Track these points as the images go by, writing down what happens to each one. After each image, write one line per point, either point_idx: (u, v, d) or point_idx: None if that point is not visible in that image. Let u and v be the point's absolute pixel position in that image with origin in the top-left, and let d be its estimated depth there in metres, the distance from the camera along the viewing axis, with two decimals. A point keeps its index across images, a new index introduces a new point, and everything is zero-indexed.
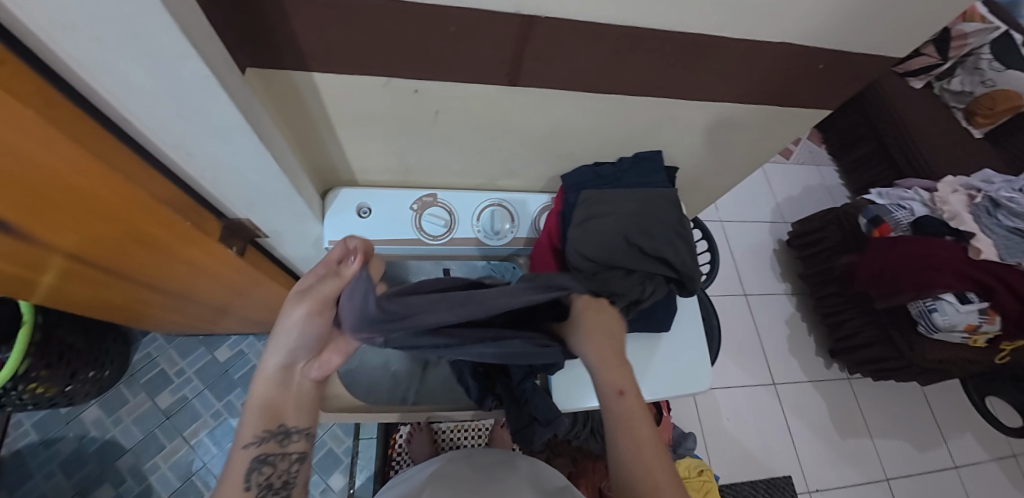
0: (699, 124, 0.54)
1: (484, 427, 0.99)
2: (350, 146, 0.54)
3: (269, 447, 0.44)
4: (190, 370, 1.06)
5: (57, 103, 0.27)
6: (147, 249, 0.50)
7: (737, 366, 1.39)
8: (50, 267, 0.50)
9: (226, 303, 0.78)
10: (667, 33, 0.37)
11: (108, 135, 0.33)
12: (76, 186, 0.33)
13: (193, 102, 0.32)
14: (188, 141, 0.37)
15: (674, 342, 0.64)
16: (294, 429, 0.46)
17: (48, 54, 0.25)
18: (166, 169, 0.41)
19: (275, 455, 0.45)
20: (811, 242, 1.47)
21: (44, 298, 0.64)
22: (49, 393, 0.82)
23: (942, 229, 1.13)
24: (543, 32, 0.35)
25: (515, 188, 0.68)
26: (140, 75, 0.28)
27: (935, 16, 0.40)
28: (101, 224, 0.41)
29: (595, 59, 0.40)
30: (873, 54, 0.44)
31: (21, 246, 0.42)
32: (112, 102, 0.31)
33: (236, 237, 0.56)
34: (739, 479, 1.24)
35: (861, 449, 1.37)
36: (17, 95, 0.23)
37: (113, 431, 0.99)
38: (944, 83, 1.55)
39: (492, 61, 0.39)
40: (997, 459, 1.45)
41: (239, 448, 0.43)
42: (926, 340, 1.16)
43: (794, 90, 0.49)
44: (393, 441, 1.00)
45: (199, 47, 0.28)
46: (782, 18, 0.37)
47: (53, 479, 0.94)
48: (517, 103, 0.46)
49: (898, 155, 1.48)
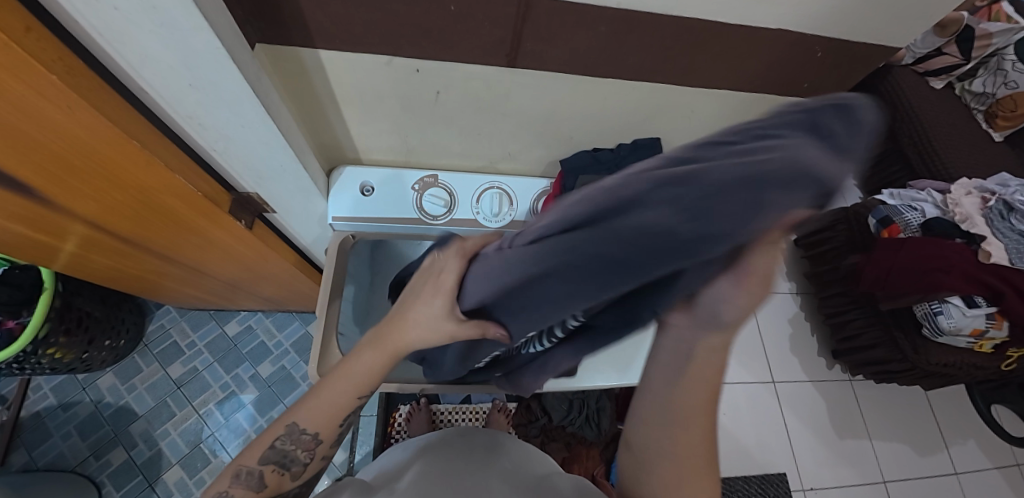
0: (700, 112, 0.55)
1: (482, 410, 1.04)
2: (354, 125, 0.56)
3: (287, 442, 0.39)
4: (200, 344, 1.10)
5: (79, 71, 0.29)
6: (164, 220, 0.52)
7: (736, 362, 1.39)
8: (71, 234, 0.53)
9: (237, 278, 0.81)
10: (663, 18, 0.38)
11: (126, 105, 0.35)
12: (96, 152, 0.35)
13: (204, 73, 0.34)
14: (201, 112, 0.39)
15: None
16: (311, 431, 0.39)
17: (71, 22, 0.27)
18: (179, 140, 0.43)
19: (296, 446, 0.40)
20: (817, 242, 1.45)
21: (67, 266, 0.67)
22: (68, 358, 0.86)
23: (952, 231, 1.13)
24: (541, 13, 0.36)
25: (515, 172, 0.69)
26: (154, 46, 0.30)
27: (936, 6, 0.40)
28: (120, 194, 0.44)
29: (592, 42, 0.41)
30: (873, 44, 0.45)
31: (45, 209, 0.44)
32: (130, 71, 0.33)
33: (246, 210, 0.58)
34: (733, 473, 1.25)
35: (860, 450, 1.37)
36: (43, 59, 0.25)
37: (127, 398, 1.04)
38: (965, 84, 1.52)
39: (492, 41, 0.40)
40: (1000, 468, 1.43)
41: (349, 396, 0.39)
42: (930, 342, 1.14)
43: (793, 79, 0.49)
44: (394, 419, 1.03)
45: (209, 19, 0.30)
46: (778, 5, 0.37)
47: (70, 440, 0.99)
48: (516, 86, 0.47)
49: (914, 155, 1.45)
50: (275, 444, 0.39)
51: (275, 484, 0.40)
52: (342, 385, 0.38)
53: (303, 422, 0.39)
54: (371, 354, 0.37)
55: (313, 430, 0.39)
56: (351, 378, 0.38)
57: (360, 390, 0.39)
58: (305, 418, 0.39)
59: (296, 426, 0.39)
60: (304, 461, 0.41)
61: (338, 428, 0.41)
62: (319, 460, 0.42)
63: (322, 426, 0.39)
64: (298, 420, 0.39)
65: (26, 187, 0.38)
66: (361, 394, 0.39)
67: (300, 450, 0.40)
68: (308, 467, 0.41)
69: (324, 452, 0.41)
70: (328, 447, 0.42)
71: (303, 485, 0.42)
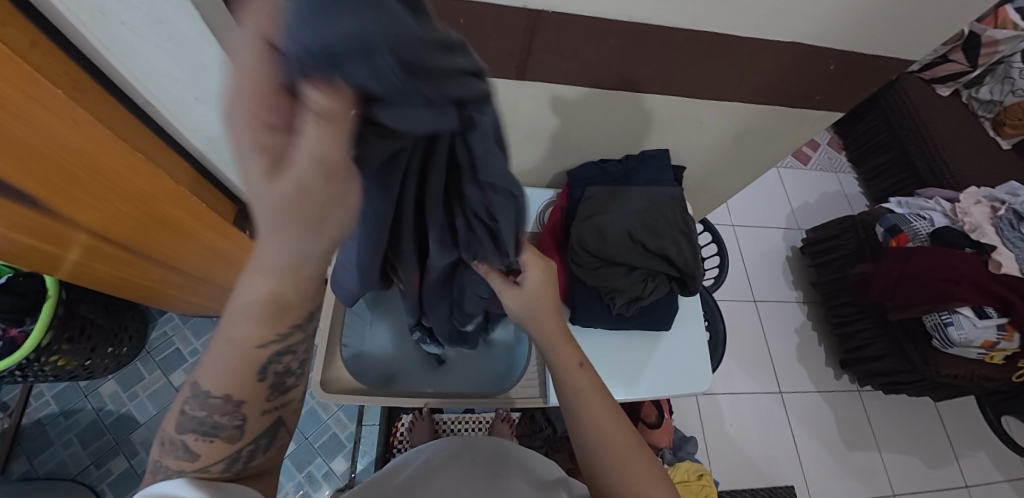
0: (710, 124, 0.54)
1: (485, 419, 1.03)
2: None
3: (200, 409, 0.32)
4: (203, 351, 1.10)
5: (84, 84, 0.29)
6: (170, 231, 0.52)
7: (743, 372, 1.37)
8: (78, 244, 0.53)
9: (241, 287, 0.80)
10: (672, 30, 0.37)
11: (129, 117, 0.34)
12: (100, 165, 0.35)
13: (211, 87, 0.34)
14: (206, 125, 0.38)
15: (674, 340, 0.64)
16: (224, 393, 0.31)
17: (79, 37, 0.26)
18: (185, 151, 0.42)
19: (212, 410, 0.32)
20: (824, 250, 1.45)
21: (69, 274, 0.67)
22: (70, 366, 0.86)
23: (962, 241, 1.10)
24: (551, 26, 0.36)
25: (521, 182, 0.68)
26: (163, 61, 0.30)
27: (953, 18, 0.39)
28: (125, 205, 0.43)
29: (602, 54, 0.40)
30: (886, 57, 0.44)
31: (51, 220, 0.44)
32: (137, 86, 0.32)
33: (249, 221, 0.58)
34: (740, 486, 1.23)
35: (868, 462, 1.35)
36: (49, 73, 0.25)
37: (128, 406, 1.03)
38: (971, 92, 1.50)
39: (501, 54, 0.39)
40: (1011, 481, 1.41)
41: (246, 346, 0.30)
42: (941, 353, 1.13)
43: (804, 92, 0.48)
44: (395, 429, 1.03)
45: (216, 34, 0.29)
46: (792, 17, 0.36)
47: (71, 448, 0.99)
48: (523, 97, 0.47)
49: (920, 162, 1.44)
50: (187, 411, 0.32)
51: (212, 453, 0.33)
52: (234, 329, 0.29)
53: (210, 382, 0.31)
54: (255, 280, 0.26)
55: (225, 392, 0.31)
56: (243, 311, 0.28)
57: (266, 334, 0.30)
58: (209, 381, 0.31)
59: (199, 387, 0.31)
60: (236, 424, 0.33)
61: (259, 384, 0.33)
62: (260, 417, 0.35)
63: (233, 389, 0.31)
64: (203, 382, 0.31)
65: (35, 199, 0.38)
66: (265, 343, 0.30)
67: (217, 415, 0.32)
68: (249, 428, 0.34)
69: (258, 409, 0.34)
70: (259, 404, 0.34)
71: (255, 443, 0.35)
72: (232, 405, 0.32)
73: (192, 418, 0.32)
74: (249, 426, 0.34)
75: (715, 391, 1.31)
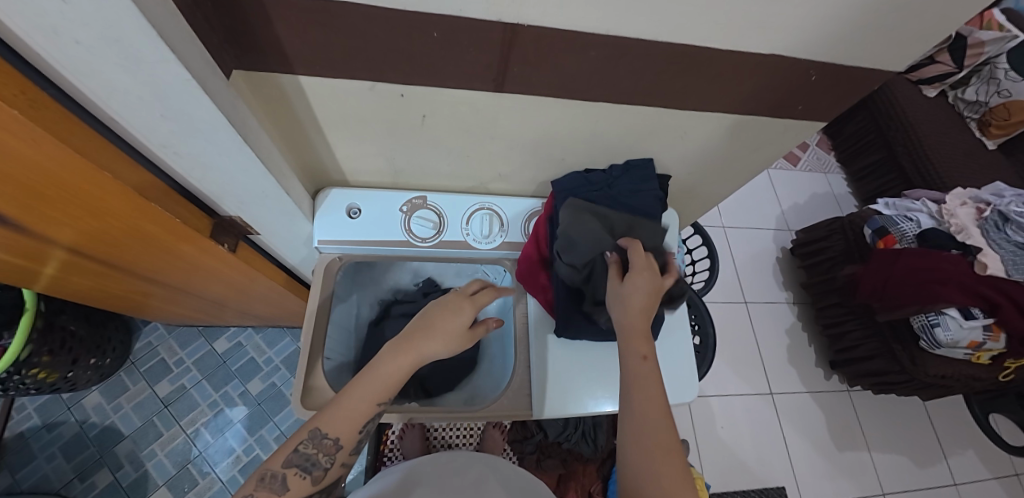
0: (694, 134, 0.54)
1: (476, 427, 1.03)
2: (340, 148, 0.55)
3: (314, 446, 0.42)
4: (189, 361, 1.08)
5: (41, 102, 0.27)
6: (145, 246, 0.51)
7: (734, 374, 1.38)
8: (51, 259, 0.51)
9: (225, 298, 0.79)
10: (651, 43, 0.37)
11: (93, 133, 0.33)
12: (64, 182, 0.34)
13: (177, 104, 0.33)
14: (175, 141, 0.37)
15: (661, 350, 0.63)
16: (331, 436, 0.42)
17: (32, 53, 0.25)
18: (154, 165, 0.41)
19: (316, 448, 0.42)
20: (813, 252, 1.46)
21: (45, 287, 0.65)
22: (52, 378, 0.84)
23: (948, 243, 1.11)
24: (527, 39, 0.35)
25: (506, 191, 0.68)
26: (125, 79, 0.29)
27: (933, 29, 0.39)
28: (95, 222, 0.42)
29: (582, 67, 0.40)
30: (868, 67, 0.44)
31: (18, 238, 0.43)
32: (98, 102, 0.31)
33: (228, 234, 0.57)
34: (732, 488, 1.23)
35: (859, 462, 1.36)
36: (4, 95, 0.23)
37: (113, 417, 1.01)
38: (957, 93, 1.52)
39: (478, 67, 0.39)
40: (999, 478, 1.43)
41: (371, 403, 0.44)
42: (927, 354, 1.14)
43: (787, 102, 0.48)
44: (386, 437, 1.01)
45: (178, 52, 0.28)
46: (771, 29, 0.36)
47: (54, 462, 0.97)
48: (503, 109, 0.46)
49: (908, 163, 1.45)
50: (298, 450, 0.42)
51: (298, 489, 0.42)
52: (365, 390, 0.44)
53: (327, 427, 0.42)
54: (397, 357, 0.45)
55: (335, 436, 0.43)
56: (380, 379, 0.44)
57: (385, 394, 0.44)
58: (329, 426, 0.42)
59: (319, 432, 0.42)
60: (326, 466, 0.43)
61: (358, 435, 0.44)
62: (338, 467, 0.44)
63: (344, 433, 0.43)
64: (322, 427, 0.42)
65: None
66: (382, 401, 0.45)
67: (320, 455, 0.42)
68: (329, 475, 0.43)
69: (343, 459, 0.44)
70: (345, 455, 0.44)
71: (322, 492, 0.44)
72: (335, 449, 0.43)
73: (299, 452, 0.42)
74: (333, 472, 0.44)
75: (706, 393, 1.32)
